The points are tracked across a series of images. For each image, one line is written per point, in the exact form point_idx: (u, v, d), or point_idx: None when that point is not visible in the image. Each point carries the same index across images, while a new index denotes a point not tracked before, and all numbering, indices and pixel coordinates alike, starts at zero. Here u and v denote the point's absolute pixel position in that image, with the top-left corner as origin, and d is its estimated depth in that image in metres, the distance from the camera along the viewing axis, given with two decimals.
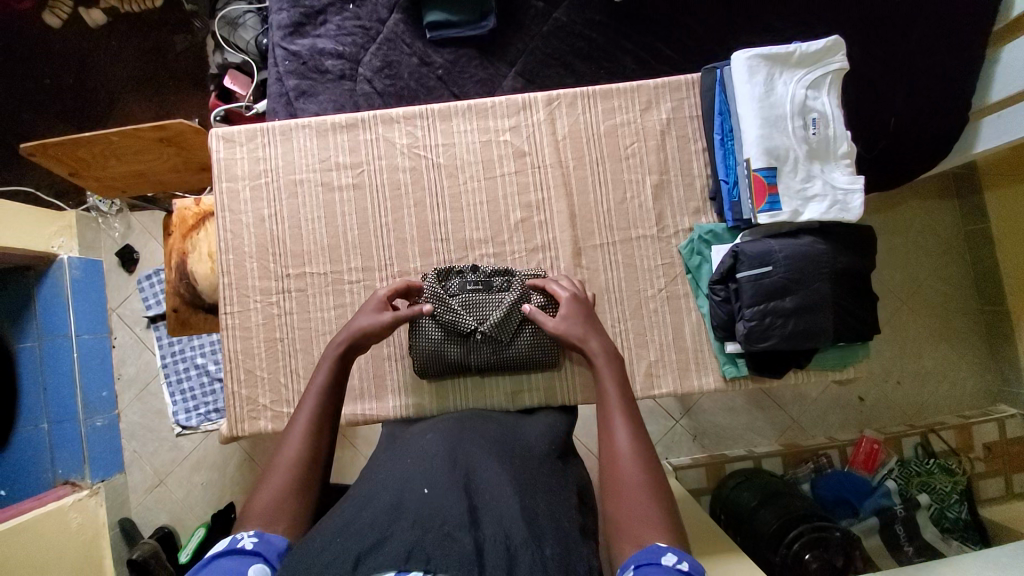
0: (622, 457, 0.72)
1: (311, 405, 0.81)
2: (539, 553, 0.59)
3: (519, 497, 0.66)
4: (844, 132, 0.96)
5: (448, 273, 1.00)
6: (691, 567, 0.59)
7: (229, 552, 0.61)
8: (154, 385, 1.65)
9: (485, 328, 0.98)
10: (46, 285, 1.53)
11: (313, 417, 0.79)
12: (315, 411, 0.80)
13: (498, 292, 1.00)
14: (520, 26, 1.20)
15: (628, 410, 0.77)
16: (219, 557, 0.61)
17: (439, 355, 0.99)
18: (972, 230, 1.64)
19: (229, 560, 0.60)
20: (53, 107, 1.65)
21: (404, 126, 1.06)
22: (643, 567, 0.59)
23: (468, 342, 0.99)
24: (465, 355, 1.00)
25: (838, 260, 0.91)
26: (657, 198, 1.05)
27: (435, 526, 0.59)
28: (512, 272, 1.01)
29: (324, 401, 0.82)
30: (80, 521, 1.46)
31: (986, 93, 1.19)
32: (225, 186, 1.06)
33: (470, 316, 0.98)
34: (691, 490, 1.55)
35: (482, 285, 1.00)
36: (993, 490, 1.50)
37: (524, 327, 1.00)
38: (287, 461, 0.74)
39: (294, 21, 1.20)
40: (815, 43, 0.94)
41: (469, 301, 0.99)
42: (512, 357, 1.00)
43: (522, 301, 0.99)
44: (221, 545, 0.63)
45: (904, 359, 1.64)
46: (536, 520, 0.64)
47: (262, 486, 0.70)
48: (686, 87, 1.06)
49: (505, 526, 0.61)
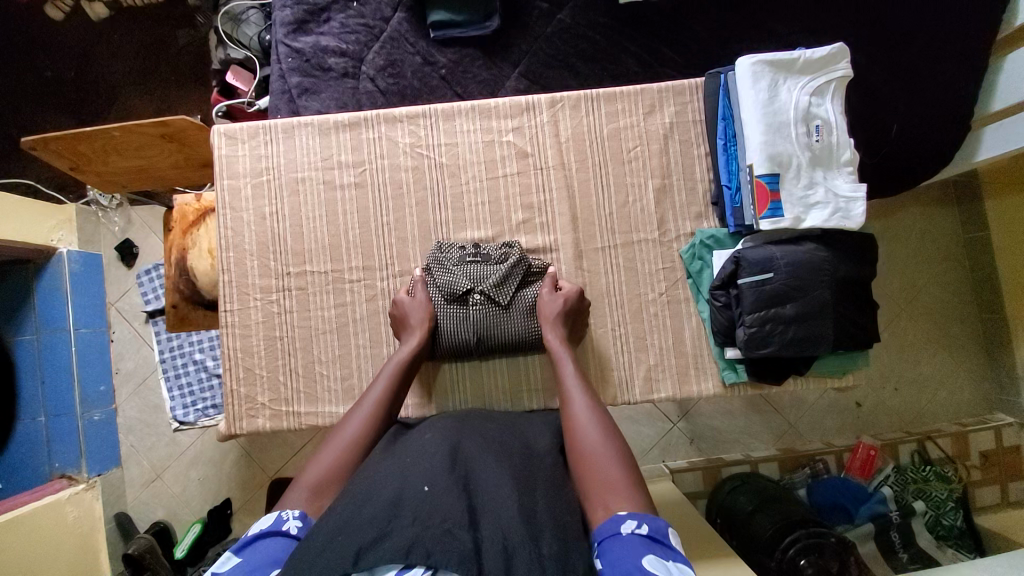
0: (582, 428, 0.77)
1: (379, 389, 0.87)
2: (537, 551, 0.58)
3: (518, 496, 0.66)
4: (847, 139, 0.96)
5: (449, 244, 1.04)
6: (650, 530, 0.62)
7: (276, 533, 0.64)
8: (153, 379, 1.65)
9: (483, 288, 0.99)
10: (45, 278, 1.52)
11: (379, 404, 0.84)
12: (382, 399, 0.86)
13: (496, 261, 1.01)
14: (524, 27, 1.20)
15: (584, 389, 0.83)
16: (265, 537, 0.64)
17: (437, 321, 0.99)
18: (971, 238, 1.64)
19: (273, 541, 0.64)
20: (55, 100, 1.64)
21: (407, 125, 1.06)
22: (606, 539, 0.63)
23: (466, 303, 1.00)
24: (464, 321, 0.99)
25: (839, 268, 0.91)
26: (659, 202, 1.05)
27: (434, 523, 0.59)
28: (512, 243, 1.03)
29: (392, 392, 0.87)
30: (76, 514, 1.45)
31: (988, 102, 1.20)
32: (226, 184, 1.05)
33: (466, 278, 0.99)
34: (687, 493, 1.55)
35: (480, 256, 1.02)
36: (989, 498, 1.50)
37: (524, 291, 1.01)
38: (347, 436, 0.79)
39: (298, 18, 1.19)
40: (819, 50, 0.94)
41: (468, 267, 1.01)
42: (512, 322, 0.99)
43: (523, 263, 1.01)
44: (266, 522, 0.66)
45: (903, 365, 1.64)
46: (535, 519, 0.63)
47: (319, 454, 0.76)
48: (690, 91, 1.05)
49: (503, 525, 0.61)
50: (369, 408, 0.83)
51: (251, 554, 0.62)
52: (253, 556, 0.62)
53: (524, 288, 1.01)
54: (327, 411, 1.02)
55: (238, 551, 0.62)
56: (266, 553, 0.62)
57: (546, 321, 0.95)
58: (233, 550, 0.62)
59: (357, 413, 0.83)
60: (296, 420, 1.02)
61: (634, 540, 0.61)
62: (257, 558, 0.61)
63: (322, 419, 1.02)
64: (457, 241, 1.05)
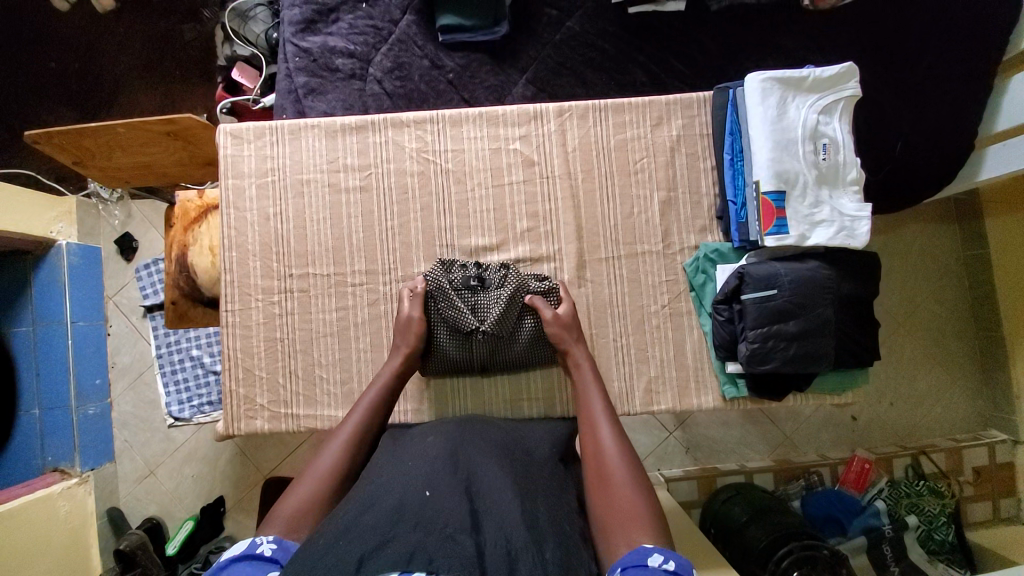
0: (612, 457, 0.77)
1: (358, 416, 0.87)
2: (540, 556, 0.59)
3: (520, 502, 0.66)
4: (854, 158, 0.96)
5: (450, 264, 1.01)
6: (676, 566, 0.61)
7: (250, 556, 0.63)
8: (148, 374, 1.66)
9: (486, 328, 0.98)
10: (43, 270, 1.51)
11: (357, 431, 0.84)
12: (361, 427, 0.85)
13: (497, 288, 1.01)
14: (533, 34, 1.20)
15: (610, 418, 0.84)
16: (237, 562, 0.63)
17: (439, 348, 1.00)
18: (971, 256, 1.65)
19: (248, 564, 0.63)
20: (58, 91, 1.63)
21: (414, 130, 1.06)
22: (631, 567, 0.61)
23: (470, 337, 1.00)
24: (466, 351, 1.00)
25: (842, 286, 0.91)
26: (664, 214, 1.05)
27: (437, 528, 0.59)
28: (509, 265, 1.03)
29: (368, 420, 0.87)
30: (68, 509, 1.44)
31: (992, 122, 1.21)
32: (231, 183, 1.05)
33: (472, 315, 0.99)
34: (682, 502, 1.55)
35: (483, 283, 1.01)
36: (980, 514, 1.53)
37: (523, 322, 1.01)
38: (324, 466, 0.79)
39: (307, 18, 1.19)
40: (829, 68, 0.94)
41: (470, 297, 1.00)
42: (515, 352, 1.01)
43: (521, 290, 0.99)
44: (239, 547, 0.65)
45: (900, 381, 1.65)
46: (537, 525, 0.64)
47: (295, 485, 0.76)
48: (698, 104, 1.06)
49: (505, 529, 0.61)
50: (347, 436, 0.83)
51: None
52: None
53: (521, 320, 1.00)
54: (325, 414, 1.02)
55: None
56: None
57: (567, 337, 0.96)
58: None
59: (336, 441, 0.82)
60: (294, 423, 1.02)
61: (661, 573, 0.59)
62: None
63: (321, 422, 1.02)
64: (457, 258, 1.03)
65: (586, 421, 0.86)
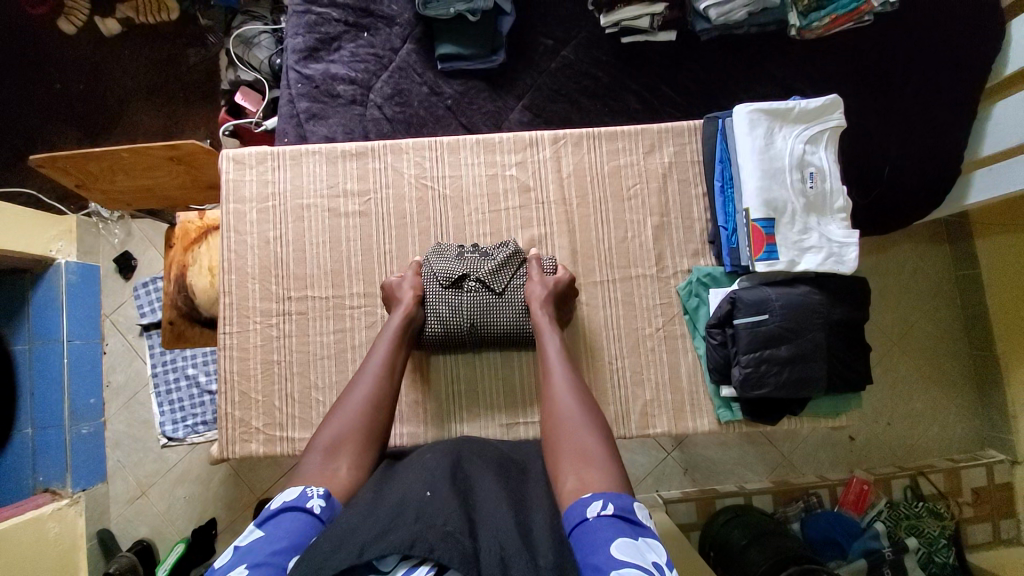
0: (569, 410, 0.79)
1: (383, 353, 0.88)
2: (534, 562, 0.57)
3: (516, 515, 0.65)
4: (840, 187, 0.99)
5: (445, 246, 1.05)
6: (617, 509, 0.64)
7: (299, 509, 0.63)
8: (143, 394, 1.63)
9: (478, 274, 0.99)
10: (41, 288, 1.51)
11: (383, 367, 0.85)
12: (384, 363, 0.86)
13: (494, 254, 1.03)
14: (529, 62, 1.24)
15: (568, 369, 0.86)
16: (288, 512, 0.62)
17: (432, 304, 0.99)
18: (961, 275, 1.68)
19: (295, 517, 0.62)
20: (63, 113, 1.66)
21: (413, 156, 1.08)
22: (577, 524, 0.64)
23: (461, 288, 1.00)
24: (456, 306, 0.99)
25: (833, 311, 0.93)
26: (658, 238, 1.07)
27: (437, 523, 0.59)
28: (507, 241, 1.05)
29: (393, 360, 0.88)
30: (57, 531, 1.42)
31: (978, 147, 1.24)
32: (232, 208, 1.07)
33: (461, 265, 1.00)
34: (680, 524, 1.54)
35: (478, 253, 1.03)
36: (981, 536, 1.52)
37: (518, 285, 1.01)
38: (354, 402, 0.80)
39: (309, 45, 1.22)
40: (815, 100, 0.98)
41: (466, 259, 1.02)
42: (506, 309, 0.99)
43: (518, 254, 1.02)
44: (290, 496, 0.65)
45: (895, 400, 1.65)
46: (531, 535, 0.63)
47: (329, 421, 0.77)
48: (689, 133, 1.09)
49: (500, 536, 0.60)
50: (373, 372, 0.84)
51: (273, 528, 0.60)
52: (276, 530, 0.60)
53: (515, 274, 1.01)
54: None
55: (260, 525, 0.61)
56: (287, 529, 0.60)
57: (537, 298, 0.96)
58: (255, 524, 0.61)
59: (364, 378, 0.84)
60: (289, 446, 1.02)
61: (602, 521, 0.63)
62: (282, 532, 0.60)
63: None
64: (451, 243, 1.06)
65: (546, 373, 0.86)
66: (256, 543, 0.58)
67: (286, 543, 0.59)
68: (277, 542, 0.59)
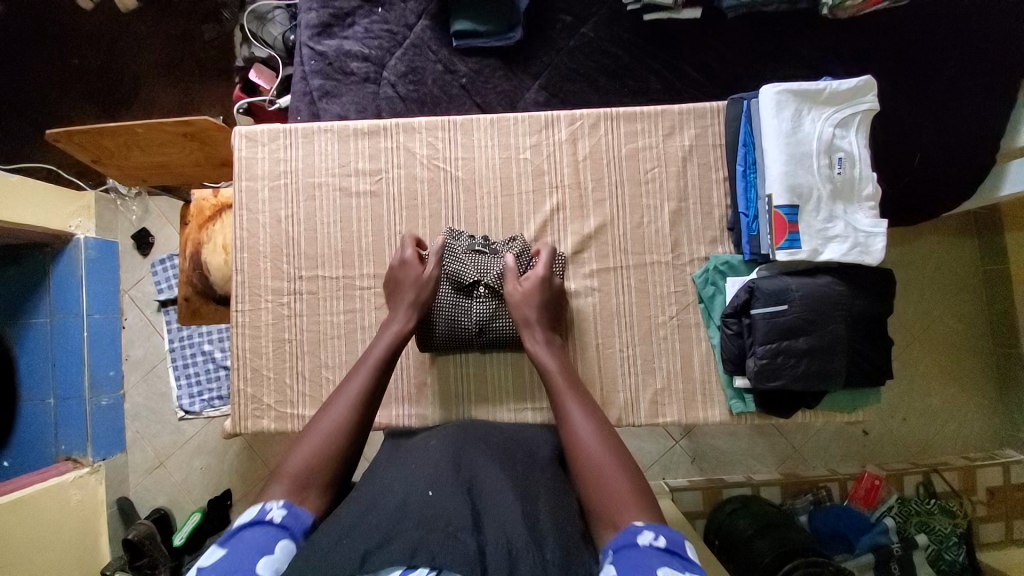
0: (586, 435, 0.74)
1: (360, 379, 0.82)
2: (540, 555, 0.58)
3: (521, 504, 0.66)
4: (870, 173, 0.95)
5: (458, 233, 1.03)
6: (668, 543, 0.60)
7: (260, 523, 0.63)
8: (161, 367, 1.67)
9: (488, 281, 0.97)
10: (62, 262, 1.54)
11: (361, 393, 0.80)
12: (369, 380, 0.82)
13: (501, 255, 1.01)
14: (547, 40, 1.20)
15: (578, 392, 0.80)
16: (247, 528, 0.62)
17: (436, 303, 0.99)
18: (989, 269, 1.62)
19: (257, 530, 0.62)
20: (80, 88, 1.67)
21: (426, 136, 1.06)
22: (621, 549, 0.60)
23: (471, 295, 0.99)
24: (467, 312, 0.98)
25: (855, 304, 0.90)
26: (675, 224, 1.04)
27: (438, 526, 0.59)
28: (516, 235, 1.03)
29: (377, 374, 0.83)
30: (79, 497, 1.47)
31: (1015, 136, 1.18)
32: (244, 185, 1.06)
33: (473, 269, 0.98)
34: (685, 512, 1.54)
35: (488, 250, 1.01)
36: (993, 535, 1.49)
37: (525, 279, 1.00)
38: (324, 430, 0.75)
39: (323, 21, 1.20)
40: (846, 81, 0.93)
41: (475, 259, 1.00)
42: None
43: (524, 253, 1.00)
44: (249, 514, 0.64)
45: (913, 396, 1.62)
46: (538, 526, 0.63)
47: (298, 446, 0.73)
48: (711, 114, 1.05)
49: (506, 529, 0.61)
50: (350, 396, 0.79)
51: (235, 544, 0.60)
52: (239, 545, 0.59)
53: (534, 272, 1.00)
54: None
55: (221, 544, 0.60)
56: (251, 542, 0.60)
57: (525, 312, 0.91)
58: (215, 543, 0.60)
59: (341, 401, 0.79)
60: (300, 424, 1.03)
61: (651, 551, 0.59)
62: (240, 547, 0.59)
63: None
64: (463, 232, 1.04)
65: (557, 395, 0.81)
66: (214, 563, 0.57)
67: (248, 556, 0.58)
68: (237, 557, 0.57)
